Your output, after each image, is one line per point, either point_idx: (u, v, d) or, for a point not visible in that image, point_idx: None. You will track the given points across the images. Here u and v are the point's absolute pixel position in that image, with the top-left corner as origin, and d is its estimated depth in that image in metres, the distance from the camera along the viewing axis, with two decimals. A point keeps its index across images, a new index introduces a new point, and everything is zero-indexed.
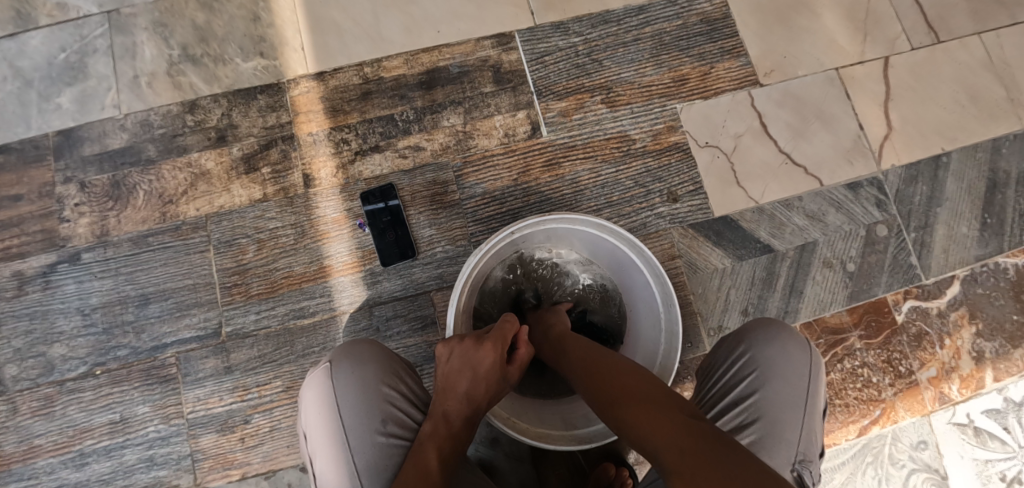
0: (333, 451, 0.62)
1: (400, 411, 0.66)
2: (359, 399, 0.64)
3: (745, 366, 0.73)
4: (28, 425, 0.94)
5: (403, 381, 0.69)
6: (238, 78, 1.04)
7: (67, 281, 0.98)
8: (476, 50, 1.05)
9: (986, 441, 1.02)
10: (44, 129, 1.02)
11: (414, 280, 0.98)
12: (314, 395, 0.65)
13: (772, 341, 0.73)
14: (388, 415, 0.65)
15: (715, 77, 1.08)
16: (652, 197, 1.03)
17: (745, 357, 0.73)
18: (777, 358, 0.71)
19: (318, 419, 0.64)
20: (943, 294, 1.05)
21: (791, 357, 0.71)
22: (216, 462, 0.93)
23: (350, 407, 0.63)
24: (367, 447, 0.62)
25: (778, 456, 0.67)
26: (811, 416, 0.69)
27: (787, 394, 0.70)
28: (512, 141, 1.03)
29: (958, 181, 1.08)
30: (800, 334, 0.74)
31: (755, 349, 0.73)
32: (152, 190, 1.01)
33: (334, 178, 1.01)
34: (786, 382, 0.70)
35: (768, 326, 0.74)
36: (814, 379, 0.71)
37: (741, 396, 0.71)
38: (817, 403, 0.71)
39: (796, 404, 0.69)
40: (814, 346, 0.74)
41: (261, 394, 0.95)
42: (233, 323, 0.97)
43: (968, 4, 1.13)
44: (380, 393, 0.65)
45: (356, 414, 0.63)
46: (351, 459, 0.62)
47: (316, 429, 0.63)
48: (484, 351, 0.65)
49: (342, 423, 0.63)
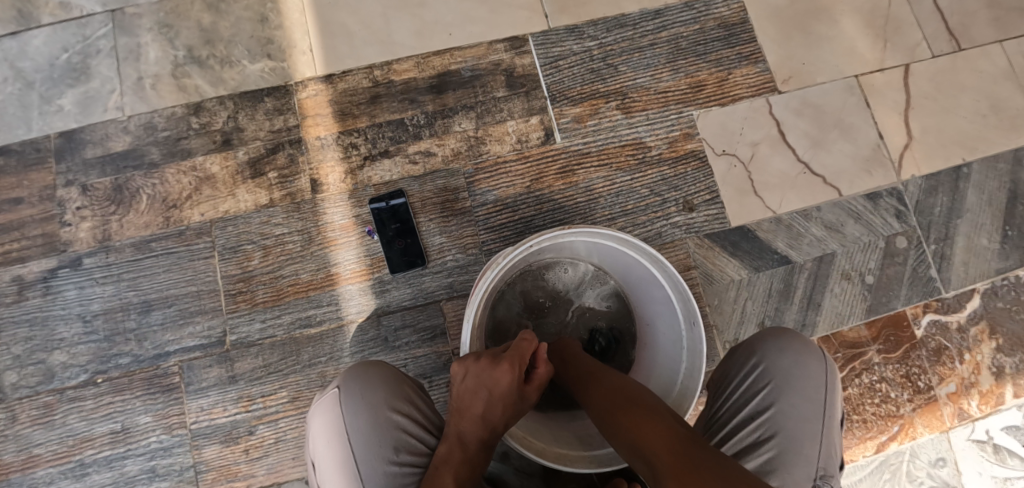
0: (343, 481, 0.60)
1: (412, 436, 0.63)
2: (368, 426, 0.61)
3: (758, 379, 0.69)
4: (26, 435, 0.92)
5: (416, 402, 0.65)
6: (245, 80, 1.01)
7: (68, 286, 0.96)
8: (489, 54, 1.03)
9: (1005, 458, 1.00)
10: (45, 131, 1.00)
11: (423, 289, 0.96)
12: (324, 420, 0.62)
13: (787, 352, 0.70)
14: (399, 441, 0.62)
15: (733, 84, 1.05)
16: (667, 206, 1.00)
17: (759, 369, 0.70)
18: (792, 370, 0.68)
19: (327, 446, 0.61)
20: (962, 308, 1.03)
21: (807, 369, 0.68)
22: (220, 473, 0.91)
23: (359, 435, 0.61)
24: (377, 477, 0.60)
25: (798, 473, 0.64)
26: (829, 430, 0.66)
27: (804, 408, 0.66)
28: (525, 147, 1.01)
29: (979, 192, 1.06)
30: (813, 344, 0.71)
31: (769, 361, 0.70)
32: (155, 194, 0.98)
33: (342, 184, 0.98)
34: (803, 395, 0.67)
35: (781, 336, 0.71)
36: (831, 390, 0.68)
37: (756, 410, 0.68)
38: (834, 416, 0.68)
39: (815, 418, 0.66)
40: (827, 355, 0.71)
41: (266, 405, 0.92)
42: (238, 331, 0.94)
43: (991, 11, 1.11)
44: (391, 418, 0.62)
45: (367, 442, 0.60)
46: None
47: (326, 457, 0.61)
48: (500, 371, 0.62)
49: (351, 452, 0.60)
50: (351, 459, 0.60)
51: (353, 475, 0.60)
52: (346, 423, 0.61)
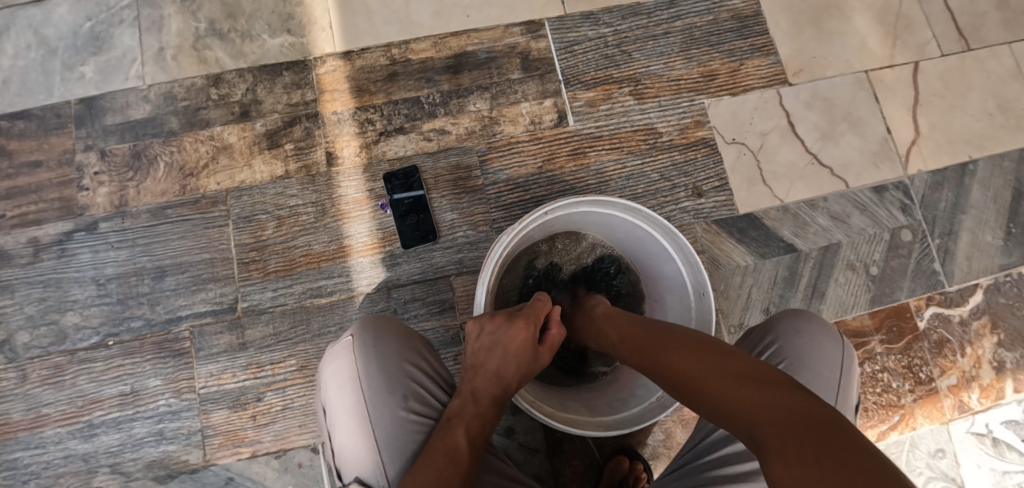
0: (355, 426, 0.60)
1: (422, 388, 0.65)
2: (381, 372, 0.62)
3: (773, 356, 0.68)
4: (36, 394, 0.93)
5: (424, 357, 0.67)
6: (264, 55, 1.03)
7: (83, 250, 0.97)
8: (505, 37, 1.05)
9: (1004, 452, 1.01)
10: (66, 97, 1.01)
11: (433, 264, 0.97)
12: (336, 370, 0.63)
13: (804, 332, 0.68)
14: (410, 390, 0.63)
15: (744, 74, 1.07)
16: (676, 191, 1.02)
17: (774, 348, 0.68)
18: (809, 351, 0.66)
19: (339, 393, 0.62)
20: (965, 302, 1.04)
21: (824, 349, 0.66)
22: (226, 439, 0.92)
23: (371, 380, 0.62)
24: (389, 424, 0.61)
25: None
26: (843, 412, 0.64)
27: (819, 386, 0.65)
28: (538, 129, 1.02)
29: (984, 189, 1.07)
30: (833, 327, 0.69)
31: (785, 338, 0.68)
32: (173, 162, 1.00)
33: (357, 158, 1.00)
34: (819, 373, 0.65)
35: (799, 315, 0.70)
36: (847, 375, 0.66)
37: None
38: (851, 397, 0.66)
39: (829, 398, 0.64)
40: (848, 340, 0.69)
41: (274, 373, 0.93)
42: (250, 299, 0.95)
43: (1001, 13, 1.13)
44: (402, 369, 0.64)
45: (379, 390, 0.61)
46: (373, 435, 0.60)
47: (339, 404, 0.61)
48: (515, 328, 0.66)
49: (363, 396, 0.61)
50: (364, 403, 0.61)
51: (365, 420, 0.60)
52: (357, 370, 0.62)
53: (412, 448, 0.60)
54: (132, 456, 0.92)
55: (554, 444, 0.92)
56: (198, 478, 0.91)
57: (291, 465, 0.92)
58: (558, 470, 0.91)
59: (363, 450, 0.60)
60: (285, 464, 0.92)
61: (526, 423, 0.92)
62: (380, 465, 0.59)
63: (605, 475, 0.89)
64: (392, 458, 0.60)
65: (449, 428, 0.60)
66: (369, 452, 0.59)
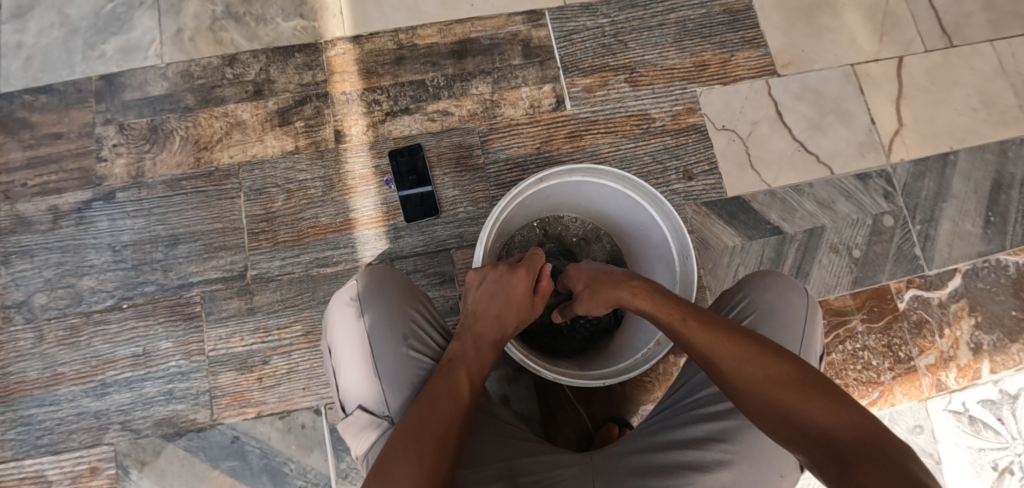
0: (359, 360, 0.65)
1: (421, 330, 0.70)
2: (383, 312, 0.67)
3: (743, 310, 0.72)
4: (52, 353, 0.97)
5: (424, 305, 0.72)
6: (278, 37, 1.08)
7: (100, 218, 1.02)
8: (508, 25, 1.10)
9: (980, 430, 1.05)
10: (87, 73, 1.06)
11: (435, 237, 1.01)
12: (342, 309, 0.68)
13: (773, 287, 0.72)
14: (410, 330, 0.68)
15: (735, 65, 1.12)
16: (668, 174, 1.07)
17: (743, 303, 0.73)
18: (775, 303, 0.71)
19: (344, 330, 0.67)
20: (944, 286, 1.09)
21: (789, 302, 0.71)
22: (233, 399, 0.96)
23: (375, 320, 0.66)
24: (390, 359, 0.66)
25: None
26: (806, 359, 0.69)
27: (782, 336, 0.69)
28: (537, 112, 1.07)
29: (965, 179, 1.12)
30: (798, 282, 0.73)
31: (756, 294, 0.72)
32: (188, 136, 1.04)
33: (364, 136, 1.05)
34: (785, 325, 0.70)
35: (767, 274, 0.74)
36: (811, 324, 0.70)
37: None
38: (814, 350, 0.70)
39: (792, 346, 0.69)
40: (812, 294, 0.73)
41: (281, 337, 0.98)
42: (259, 267, 1.00)
43: (984, 13, 1.18)
44: (404, 311, 0.69)
45: (382, 326, 0.66)
46: (376, 369, 0.65)
47: (344, 340, 0.66)
48: (518, 278, 0.72)
49: (368, 334, 0.66)
50: (368, 340, 0.66)
51: (369, 355, 0.65)
52: (363, 309, 0.67)
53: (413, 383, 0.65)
54: (143, 414, 0.96)
55: (548, 412, 0.96)
56: (205, 436, 0.95)
57: (295, 426, 0.96)
58: (552, 437, 0.95)
59: (366, 381, 0.65)
60: (289, 424, 0.96)
61: (521, 392, 0.96)
62: (382, 395, 0.64)
63: (595, 442, 0.93)
64: (393, 391, 0.65)
65: (452, 371, 0.64)
66: (373, 384, 0.65)
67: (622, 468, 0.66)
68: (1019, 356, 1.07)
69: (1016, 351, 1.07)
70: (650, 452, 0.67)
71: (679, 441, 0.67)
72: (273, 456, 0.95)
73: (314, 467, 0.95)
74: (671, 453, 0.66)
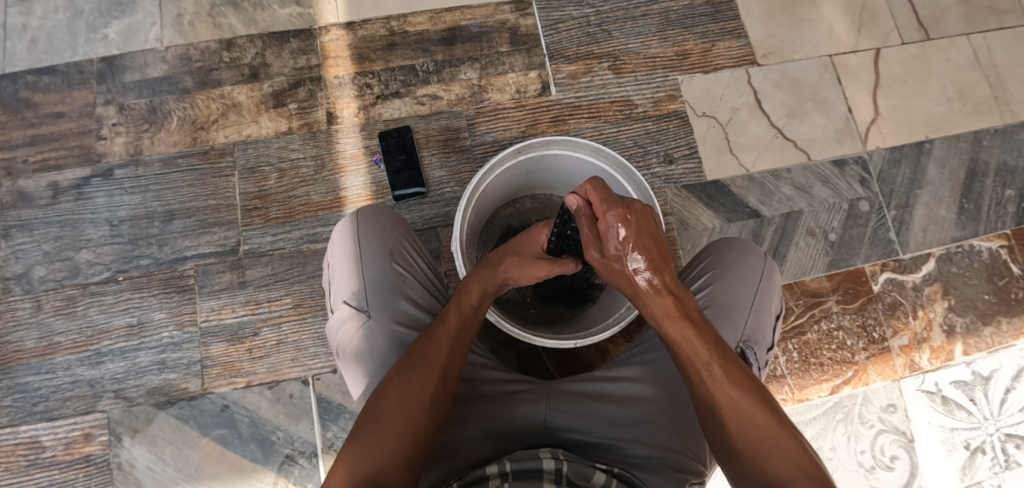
0: (348, 266, 0.79)
1: (404, 249, 0.82)
2: (372, 230, 0.81)
3: (705, 267, 0.82)
4: (49, 323, 1.00)
5: (411, 234, 0.85)
6: (275, 23, 1.11)
7: (98, 194, 1.05)
8: (496, 14, 1.14)
9: (953, 410, 1.07)
10: (89, 56, 1.10)
11: (422, 215, 1.05)
12: (340, 229, 0.83)
13: (731, 248, 0.82)
14: (394, 246, 0.81)
15: (715, 54, 1.16)
16: (650, 157, 1.10)
17: (706, 261, 0.83)
18: (734, 260, 0.81)
19: (340, 243, 0.81)
20: (918, 269, 1.11)
21: (747, 260, 0.81)
22: (223, 369, 0.99)
23: (364, 237, 0.80)
24: (374, 265, 0.78)
25: (724, 335, 0.76)
26: (758, 309, 0.78)
27: (738, 288, 0.79)
28: (523, 97, 1.11)
29: (939, 167, 1.15)
30: (758, 246, 0.83)
31: (715, 255, 0.82)
32: (185, 117, 1.08)
33: (356, 118, 1.08)
34: (740, 278, 0.79)
35: (730, 238, 0.84)
36: (765, 280, 0.80)
37: (697, 289, 0.80)
38: (767, 302, 0.79)
39: (746, 297, 0.78)
40: (770, 257, 0.83)
41: (271, 309, 1.01)
42: (251, 242, 1.03)
43: (961, 8, 1.22)
44: (390, 231, 0.82)
45: (370, 240, 0.80)
46: (359, 272, 0.78)
47: (338, 252, 0.81)
48: (537, 229, 0.73)
49: (358, 248, 0.80)
50: (356, 251, 0.79)
51: (356, 262, 0.79)
52: (357, 227, 0.81)
53: (389, 287, 0.77)
54: (136, 383, 0.99)
55: None
56: (196, 405, 0.98)
57: (283, 395, 0.99)
58: None
59: (351, 282, 0.78)
60: (277, 394, 0.99)
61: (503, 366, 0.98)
62: (363, 292, 0.77)
63: None
64: (372, 291, 0.77)
65: (429, 355, 0.65)
66: (355, 284, 0.77)
67: (574, 391, 0.76)
68: (992, 339, 1.10)
69: (989, 334, 1.10)
70: (601, 381, 0.77)
71: (629, 378, 0.77)
72: (261, 425, 0.98)
73: (301, 436, 0.98)
74: (620, 385, 0.76)
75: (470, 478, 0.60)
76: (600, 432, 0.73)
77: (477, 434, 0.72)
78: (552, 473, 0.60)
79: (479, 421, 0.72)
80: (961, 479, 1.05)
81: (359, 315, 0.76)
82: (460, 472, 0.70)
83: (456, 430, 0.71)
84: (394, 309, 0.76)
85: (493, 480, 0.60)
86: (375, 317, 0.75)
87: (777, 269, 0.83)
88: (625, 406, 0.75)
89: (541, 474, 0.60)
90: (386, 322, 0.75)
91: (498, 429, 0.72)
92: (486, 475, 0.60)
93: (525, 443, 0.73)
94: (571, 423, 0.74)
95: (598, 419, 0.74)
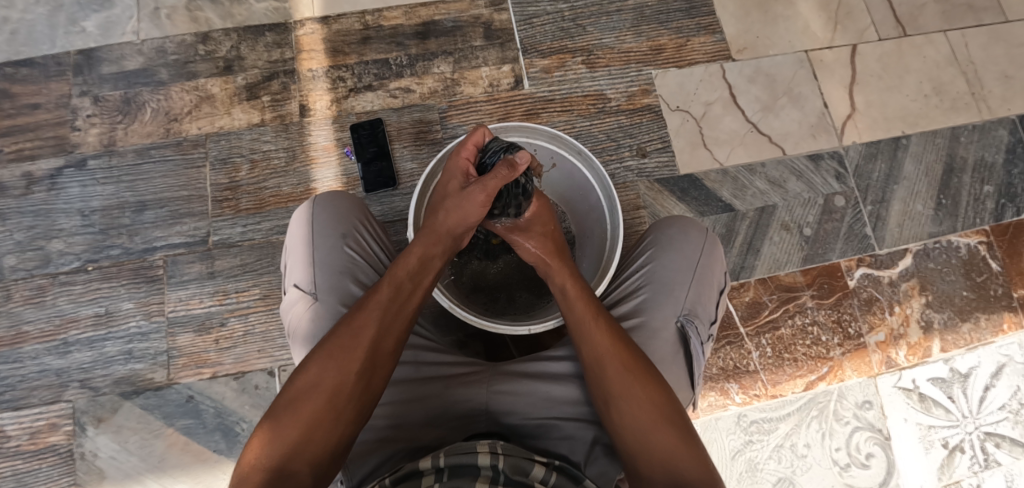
0: (299, 250, 0.79)
1: (357, 234, 0.82)
2: (326, 214, 0.82)
3: (648, 245, 0.84)
4: (18, 312, 1.00)
5: (367, 221, 0.86)
6: (250, 17, 1.12)
7: (72, 184, 1.06)
8: (471, 9, 1.14)
9: (930, 407, 1.05)
10: (67, 48, 1.11)
11: (393, 208, 1.05)
12: (296, 216, 0.84)
13: (673, 225, 0.84)
14: (347, 231, 0.81)
15: (690, 49, 1.16)
16: (622, 151, 1.10)
17: (649, 240, 0.85)
18: (675, 236, 0.83)
19: (294, 228, 0.82)
20: (895, 265, 1.10)
21: (688, 234, 0.82)
22: (190, 360, 0.99)
23: (317, 221, 0.81)
24: (326, 247, 0.79)
25: (664, 309, 0.77)
26: (700, 282, 0.79)
27: (679, 261, 0.80)
28: (495, 91, 1.11)
29: (916, 162, 1.15)
30: (701, 222, 0.84)
31: (658, 232, 0.85)
32: (160, 108, 1.09)
33: (328, 110, 1.09)
34: (681, 254, 0.80)
35: (671, 217, 0.86)
36: (706, 253, 0.81)
37: (641, 266, 0.82)
38: (709, 275, 0.80)
39: (686, 271, 0.79)
40: (713, 232, 0.84)
41: (239, 300, 1.01)
42: (221, 233, 1.03)
43: (938, 5, 1.21)
44: (344, 216, 0.82)
45: (324, 224, 0.81)
46: (309, 255, 0.78)
47: (291, 236, 0.81)
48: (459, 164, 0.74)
49: (310, 232, 0.80)
50: (308, 234, 0.80)
51: (308, 245, 0.79)
52: (311, 211, 0.82)
53: (340, 269, 0.78)
54: (102, 373, 0.98)
55: None
56: (162, 394, 0.98)
57: (249, 386, 0.98)
58: None
59: (301, 264, 0.78)
60: (243, 385, 0.98)
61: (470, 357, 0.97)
62: (313, 274, 0.77)
63: None
64: (322, 274, 0.77)
65: (362, 322, 0.63)
66: (306, 266, 0.78)
67: (516, 370, 0.75)
68: (970, 336, 1.08)
69: (967, 331, 1.08)
70: (549, 360, 0.76)
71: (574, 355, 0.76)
72: (227, 415, 0.97)
73: None
74: (567, 362, 0.75)
75: (404, 473, 0.59)
76: (543, 416, 0.73)
77: (418, 418, 0.72)
78: (488, 469, 0.60)
79: (422, 405, 0.73)
80: (939, 478, 1.03)
81: (306, 297, 0.76)
82: (400, 457, 0.70)
83: (398, 413, 0.72)
84: (343, 291, 0.76)
85: (427, 476, 0.59)
86: (323, 298, 0.75)
87: (720, 243, 0.84)
88: (570, 384, 0.73)
89: (476, 471, 0.60)
90: (333, 304, 0.75)
91: (440, 413, 0.73)
92: (421, 469, 0.60)
93: (466, 429, 0.74)
94: (512, 407, 0.73)
95: (539, 401, 0.73)
